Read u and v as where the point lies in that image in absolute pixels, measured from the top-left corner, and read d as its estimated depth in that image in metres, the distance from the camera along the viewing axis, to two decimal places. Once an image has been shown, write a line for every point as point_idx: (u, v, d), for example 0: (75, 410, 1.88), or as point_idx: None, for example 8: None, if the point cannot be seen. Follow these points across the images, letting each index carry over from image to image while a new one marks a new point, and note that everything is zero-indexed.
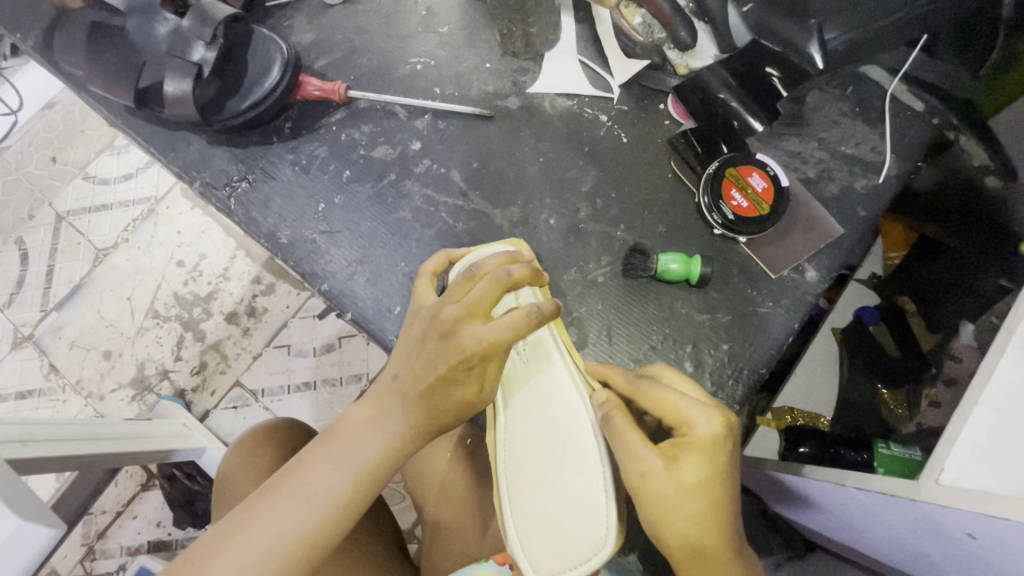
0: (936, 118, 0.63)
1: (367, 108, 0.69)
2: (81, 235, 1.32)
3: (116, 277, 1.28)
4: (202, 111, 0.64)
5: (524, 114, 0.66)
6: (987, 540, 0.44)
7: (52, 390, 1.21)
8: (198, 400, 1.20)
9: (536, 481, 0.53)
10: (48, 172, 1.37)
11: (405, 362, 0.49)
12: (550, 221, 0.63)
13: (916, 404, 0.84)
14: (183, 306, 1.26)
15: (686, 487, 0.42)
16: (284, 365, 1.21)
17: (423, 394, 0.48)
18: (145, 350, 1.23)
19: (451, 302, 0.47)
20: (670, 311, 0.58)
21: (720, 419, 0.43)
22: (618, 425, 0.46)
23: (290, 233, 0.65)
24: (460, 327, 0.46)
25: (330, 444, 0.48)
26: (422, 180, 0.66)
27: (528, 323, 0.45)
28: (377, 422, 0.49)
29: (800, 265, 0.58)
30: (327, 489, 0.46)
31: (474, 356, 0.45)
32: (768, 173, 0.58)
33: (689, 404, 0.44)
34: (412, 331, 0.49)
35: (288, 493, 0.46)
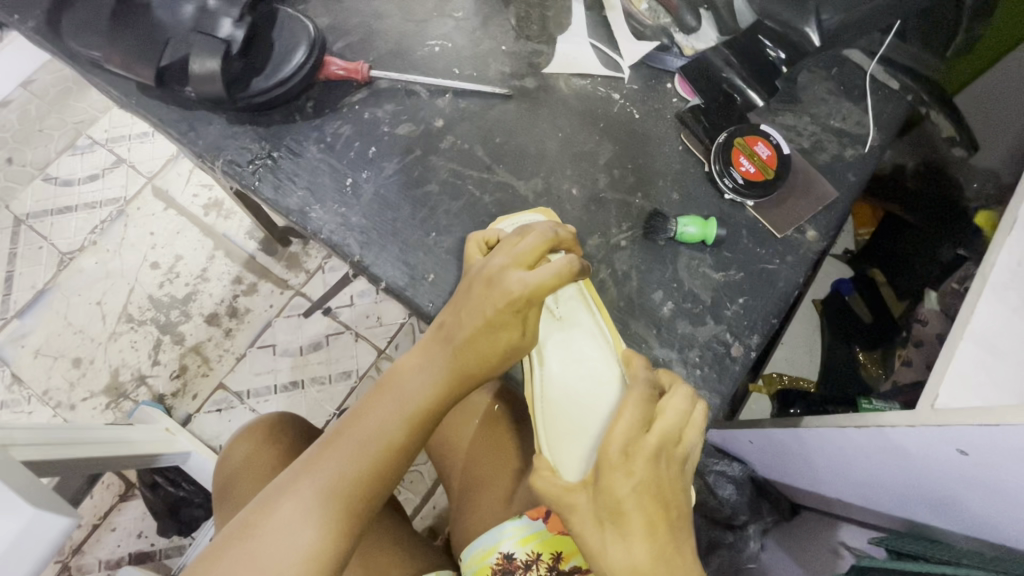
0: (910, 95, 0.70)
1: (389, 88, 0.71)
2: (43, 238, 1.27)
3: (84, 281, 1.24)
4: (228, 88, 0.64)
5: (541, 93, 0.70)
6: (976, 453, 0.50)
7: (15, 401, 1.16)
8: (180, 404, 1.18)
9: (574, 428, 0.56)
10: (6, 173, 1.31)
11: (453, 313, 0.54)
12: (572, 190, 0.67)
13: (890, 366, 0.92)
14: (159, 309, 1.22)
15: (617, 498, 0.44)
16: (269, 365, 1.20)
17: (470, 338, 0.52)
18: (119, 356, 1.19)
19: (497, 254, 0.54)
20: (690, 269, 0.63)
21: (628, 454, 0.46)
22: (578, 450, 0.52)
23: (316, 209, 0.66)
24: (507, 273, 0.53)
25: (382, 393, 0.52)
26: (448, 155, 0.68)
27: (571, 270, 0.52)
28: (422, 370, 0.53)
29: (801, 225, 0.64)
30: (382, 431, 0.49)
31: (520, 298, 0.51)
32: (772, 142, 0.64)
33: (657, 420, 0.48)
34: (461, 288, 0.56)
35: (347, 438, 0.49)
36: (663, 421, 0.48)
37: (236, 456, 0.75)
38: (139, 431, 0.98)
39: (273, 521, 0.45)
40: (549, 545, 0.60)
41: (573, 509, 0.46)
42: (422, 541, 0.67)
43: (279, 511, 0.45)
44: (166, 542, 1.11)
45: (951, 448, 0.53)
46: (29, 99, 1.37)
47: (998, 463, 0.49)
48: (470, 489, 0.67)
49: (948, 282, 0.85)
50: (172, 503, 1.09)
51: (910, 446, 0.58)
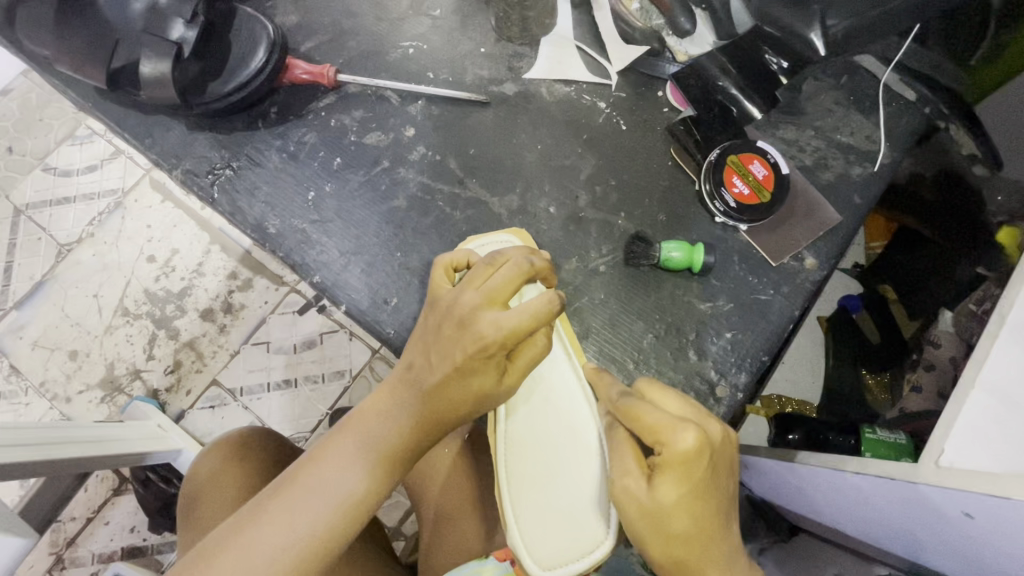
0: (928, 107, 0.63)
1: (357, 93, 0.66)
2: (42, 229, 1.25)
3: (83, 273, 1.22)
4: (182, 94, 0.60)
5: (520, 101, 0.65)
6: (982, 517, 0.45)
7: (13, 393, 1.14)
8: (174, 400, 1.16)
9: (538, 475, 0.52)
10: (4, 163, 1.29)
11: (422, 352, 0.49)
12: (549, 209, 0.61)
13: (898, 392, 0.86)
14: (155, 303, 1.20)
15: (666, 502, 0.39)
16: (263, 363, 1.17)
17: (438, 383, 0.47)
18: (115, 350, 1.18)
19: (470, 287, 0.48)
20: (674, 299, 0.58)
21: (698, 435, 0.39)
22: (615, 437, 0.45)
23: (278, 223, 0.62)
24: (480, 313, 0.47)
25: (341, 440, 0.47)
26: (417, 167, 0.64)
27: (548, 310, 0.45)
28: (387, 416, 0.48)
29: (799, 252, 0.58)
30: (338, 485, 0.45)
31: (493, 342, 0.46)
32: (769, 160, 0.58)
33: (667, 418, 0.40)
34: (429, 321, 0.50)
35: (298, 491, 0.44)
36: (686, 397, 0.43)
37: (203, 475, 0.70)
38: (132, 429, 0.97)
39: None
40: None
41: (632, 499, 0.41)
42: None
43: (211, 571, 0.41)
44: (159, 538, 1.09)
45: (956, 509, 0.47)
46: (30, 88, 1.33)
47: (1008, 534, 0.44)
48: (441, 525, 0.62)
49: (964, 303, 0.79)
50: (165, 498, 1.08)
51: (909, 499, 0.52)
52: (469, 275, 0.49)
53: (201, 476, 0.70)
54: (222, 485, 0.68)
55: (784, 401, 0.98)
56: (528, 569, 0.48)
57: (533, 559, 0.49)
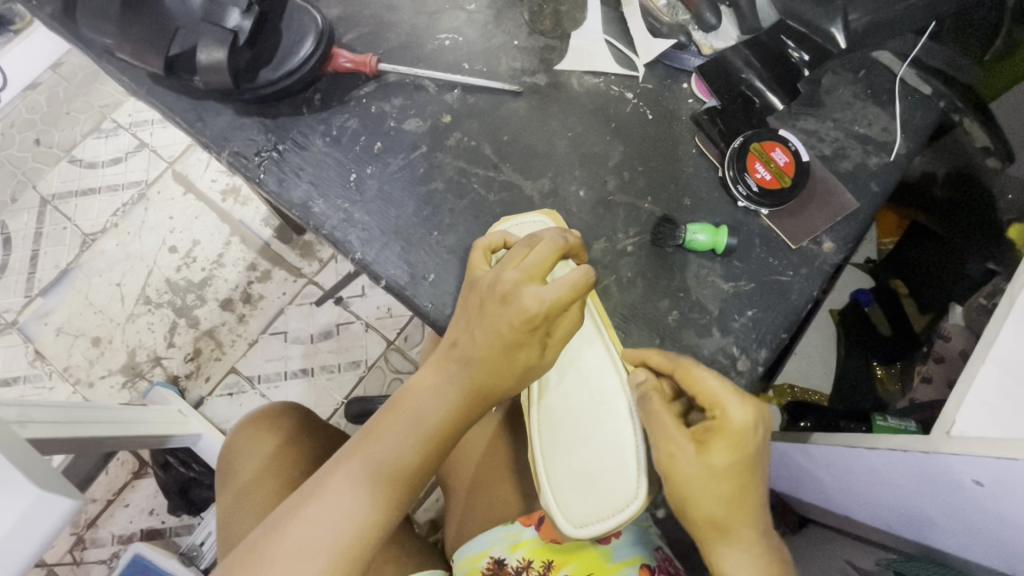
0: (942, 101, 0.66)
1: (397, 81, 0.70)
2: (67, 219, 1.29)
3: (106, 262, 1.26)
4: (235, 79, 0.64)
5: (552, 91, 0.68)
6: (993, 484, 0.48)
7: (37, 376, 1.19)
8: (193, 386, 1.20)
9: (570, 442, 0.55)
10: (29, 154, 1.34)
11: (465, 329, 0.53)
12: (579, 193, 0.65)
13: (908, 383, 0.88)
14: (176, 293, 1.24)
15: (717, 467, 0.42)
16: (280, 352, 1.21)
17: (484, 358, 0.51)
18: (136, 337, 1.22)
19: (509, 267, 0.52)
20: (697, 278, 0.61)
21: (753, 406, 0.43)
22: (652, 404, 0.46)
23: (321, 203, 0.66)
24: (520, 288, 0.50)
25: (393, 415, 0.51)
26: (453, 152, 0.67)
27: (584, 282, 0.49)
28: (438, 390, 0.52)
29: (817, 237, 0.61)
30: (396, 456, 0.49)
31: (535, 315, 0.49)
32: (790, 148, 0.61)
33: (723, 389, 0.44)
34: (471, 301, 0.54)
35: (360, 460, 0.48)
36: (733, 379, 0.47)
37: (250, 457, 0.75)
38: (154, 412, 1.00)
39: (281, 548, 0.44)
40: (542, 553, 0.59)
41: (678, 459, 0.43)
42: (419, 541, 0.67)
43: (289, 535, 0.45)
44: (176, 521, 1.13)
45: (966, 477, 0.50)
46: (57, 82, 1.37)
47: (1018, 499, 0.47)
48: (472, 491, 0.65)
49: (975, 298, 0.80)
50: (183, 482, 1.11)
51: (921, 470, 0.55)
52: (508, 255, 0.52)
53: (247, 461, 0.75)
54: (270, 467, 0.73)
55: (797, 390, 1.01)
56: (561, 528, 0.52)
57: (568, 519, 0.52)
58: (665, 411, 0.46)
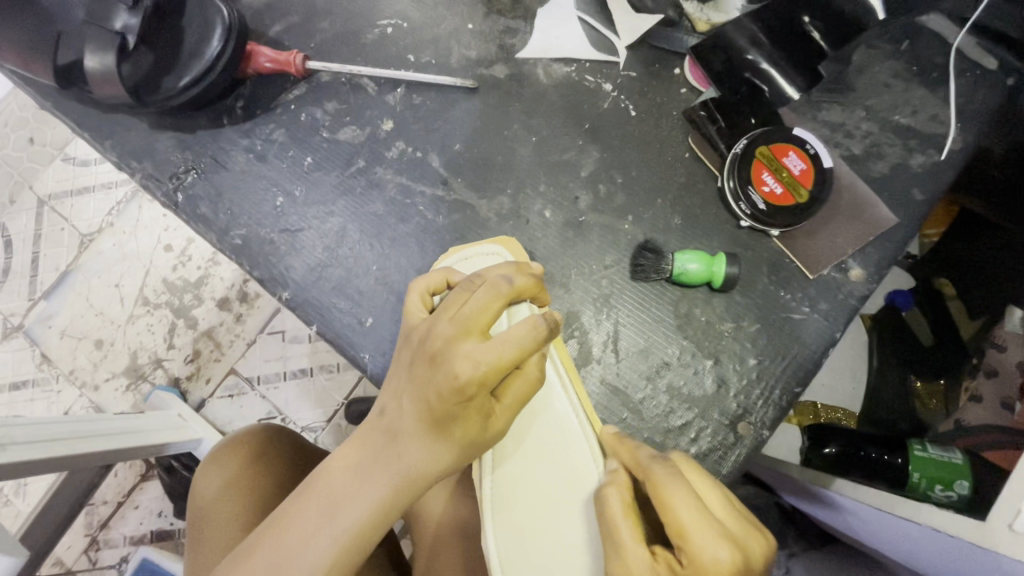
0: (1012, 76, 0.51)
1: (331, 82, 0.59)
2: (64, 219, 1.04)
3: (104, 261, 1.02)
4: (135, 91, 0.54)
5: (513, 85, 0.56)
6: None
7: (46, 380, 0.98)
8: (194, 388, 0.98)
9: (528, 527, 0.44)
10: (24, 155, 1.07)
11: (396, 394, 0.43)
12: (545, 212, 0.53)
13: (953, 399, 0.75)
14: (173, 293, 1.01)
15: None
16: (278, 352, 0.98)
17: (414, 433, 0.41)
18: (136, 339, 0.98)
19: (443, 317, 0.41)
20: (687, 319, 0.49)
21: (734, 551, 0.32)
22: (610, 506, 0.37)
23: (245, 232, 0.56)
24: (453, 346, 0.39)
25: (308, 499, 0.41)
26: (395, 166, 0.56)
27: (532, 336, 0.37)
28: (363, 469, 0.42)
29: (843, 262, 0.49)
30: (309, 555, 0.39)
31: (468, 382, 0.38)
32: (807, 151, 0.48)
33: (698, 519, 0.33)
34: (403, 358, 0.44)
35: (264, 558, 0.39)
36: (721, 499, 0.36)
37: (211, 482, 0.59)
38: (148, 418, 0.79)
39: None
40: None
41: None
42: None
43: None
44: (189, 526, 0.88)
45: None
46: None
47: None
48: (432, 554, 0.51)
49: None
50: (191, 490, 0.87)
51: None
52: (442, 303, 0.42)
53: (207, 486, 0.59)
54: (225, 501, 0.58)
55: (826, 409, 0.85)
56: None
57: None
58: (625, 523, 0.36)
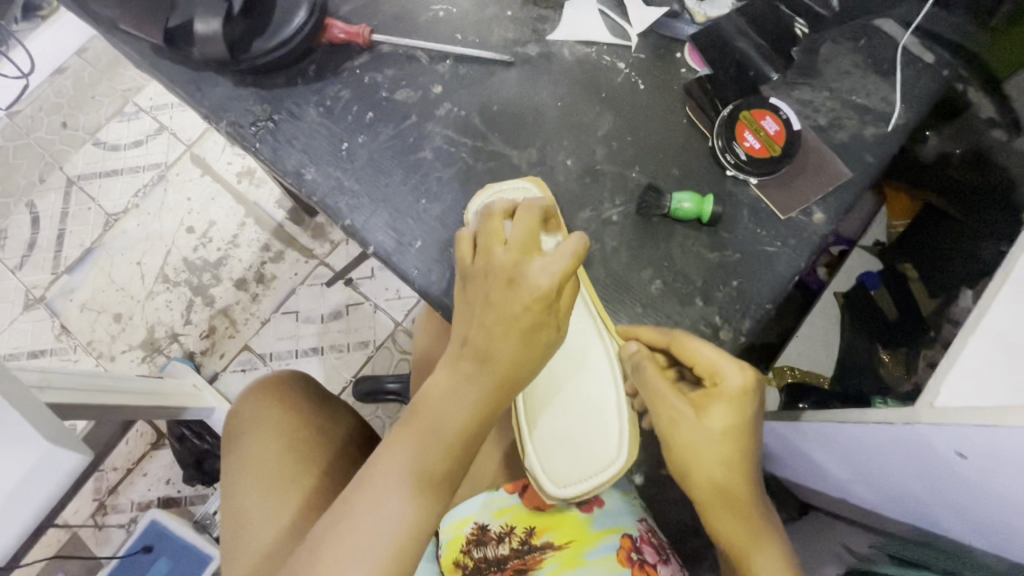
0: (946, 70, 0.64)
1: (390, 53, 0.70)
2: (91, 200, 1.29)
3: (127, 242, 1.26)
4: (231, 49, 0.66)
5: (543, 61, 0.68)
6: (974, 457, 0.46)
7: (63, 350, 1.20)
8: (208, 362, 1.21)
9: (563, 409, 0.59)
10: (57, 138, 1.33)
11: (469, 319, 0.52)
12: (567, 162, 0.65)
13: (914, 367, 0.84)
14: (193, 272, 1.25)
15: (714, 429, 0.49)
16: (291, 331, 1.22)
17: (504, 347, 0.50)
18: (155, 315, 1.23)
19: (500, 248, 0.52)
20: (681, 249, 0.60)
21: (750, 374, 0.50)
22: (647, 372, 0.53)
23: (314, 171, 0.67)
24: (524, 268, 0.51)
25: (415, 419, 0.51)
26: (443, 122, 0.67)
27: (580, 253, 0.51)
28: (460, 387, 0.50)
29: (808, 208, 0.60)
30: (424, 457, 0.49)
31: (548, 290, 0.50)
32: (781, 117, 0.61)
33: (720, 358, 0.50)
34: (468, 292, 0.53)
35: (389, 469, 0.49)
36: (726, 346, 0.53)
37: (249, 413, 0.76)
38: (170, 384, 1.01)
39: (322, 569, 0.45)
40: (523, 520, 0.64)
41: (680, 419, 0.51)
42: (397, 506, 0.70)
43: (334, 551, 0.45)
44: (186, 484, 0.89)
45: (950, 451, 0.48)
46: (82, 67, 1.36)
47: (998, 472, 0.45)
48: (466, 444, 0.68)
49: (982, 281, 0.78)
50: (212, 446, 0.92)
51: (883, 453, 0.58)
52: (491, 234, 0.52)
53: (247, 417, 0.76)
54: (261, 422, 0.74)
55: (795, 372, 0.98)
56: (549, 493, 0.56)
57: (551, 481, 0.56)
58: (665, 383, 0.52)
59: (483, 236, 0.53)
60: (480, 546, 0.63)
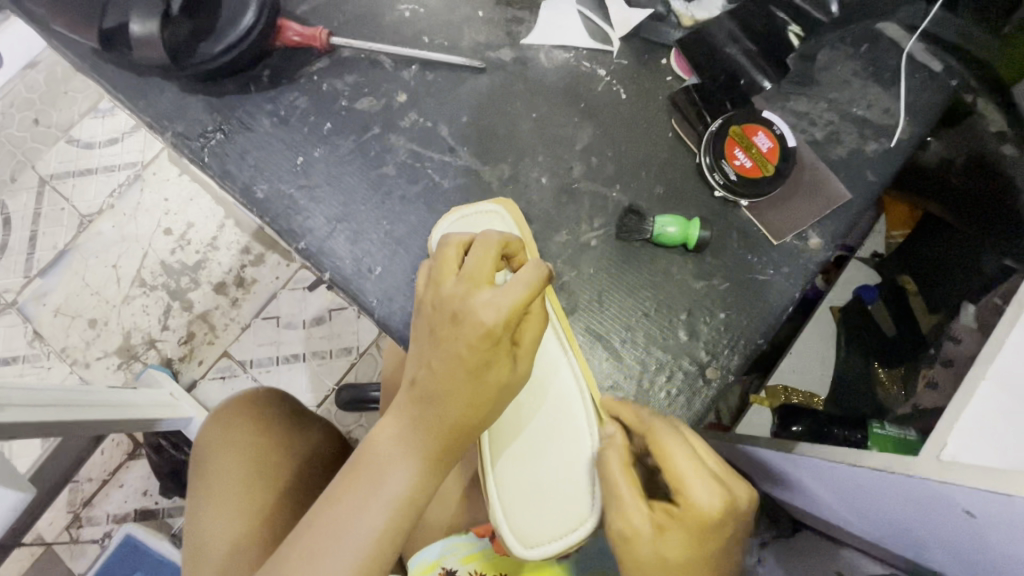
0: (955, 79, 0.59)
1: (351, 57, 0.64)
2: (65, 200, 1.22)
3: (102, 244, 1.20)
4: (173, 55, 0.59)
5: (518, 68, 0.62)
6: (983, 515, 0.41)
7: (37, 356, 1.14)
8: (186, 369, 1.15)
9: (531, 456, 0.52)
10: (28, 134, 1.25)
11: (418, 361, 0.47)
12: (541, 179, 0.59)
13: (913, 386, 0.81)
14: (171, 275, 1.18)
15: (666, 553, 0.42)
16: (272, 337, 1.16)
17: (451, 390, 0.45)
18: (131, 319, 1.16)
19: (450, 278, 0.47)
20: (665, 277, 0.55)
21: (722, 495, 0.43)
22: (608, 461, 0.46)
23: (267, 187, 0.61)
24: (470, 301, 0.45)
25: (358, 469, 0.47)
26: (408, 134, 0.62)
27: (537, 283, 0.44)
28: (409, 435, 0.47)
29: (803, 231, 0.55)
30: (364, 513, 0.45)
31: (495, 326, 0.44)
32: (774, 132, 0.55)
33: (693, 469, 0.44)
34: (419, 329, 0.48)
35: (325, 524, 0.45)
36: (708, 451, 0.46)
37: (213, 437, 0.68)
38: (144, 395, 0.95)
39: None
40: (492, 567, 0.59)
41: (631, 534, 0.43)
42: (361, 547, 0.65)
43: None
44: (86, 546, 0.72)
45: (957, 507, 0.44)
46: (55, 62, 1.28)
47: (1011, 533, 0.40)
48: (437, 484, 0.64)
49: (987, 298, 0.75)
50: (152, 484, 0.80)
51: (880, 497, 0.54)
52: (439, 265, 0.47)
53: (211, 440, 0.68)
54: (227, 446, 0.66)
55: (790, 391, 0.91)
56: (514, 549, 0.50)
57: (517, 538, 0.51)
58: (625, 481, 0.45)
59: (436, 270, 0.48)
60: None
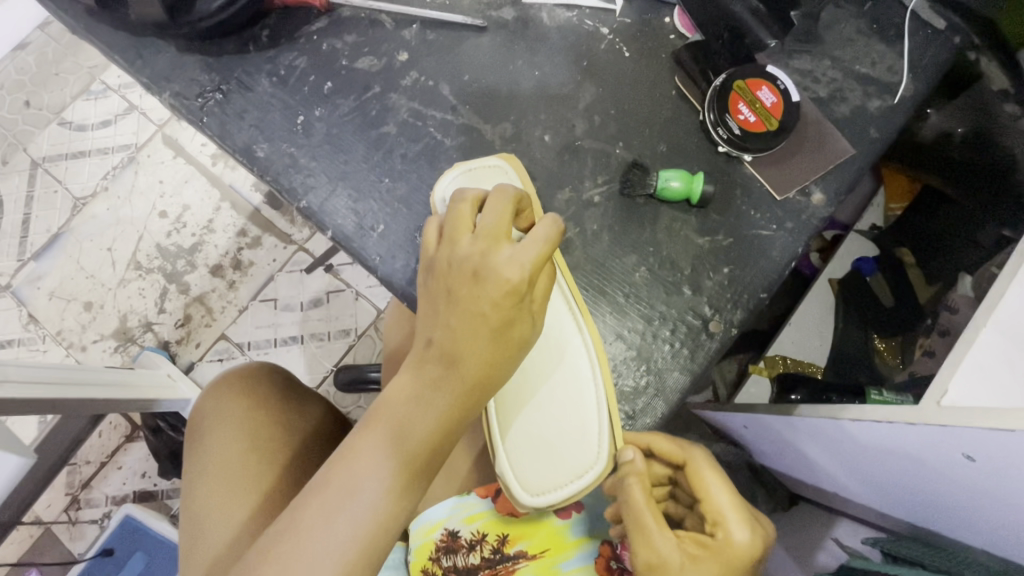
0: (958, 36, 0.59)
1: (351, 17, 0.63)
2: (58, 182, 1.21)
3: (98, 227, 1.19)
4: (169, 10, 0.58)
5: (519, 27, 0.62)
6: (983, 458, 0.41)
7: (32, 340, 1.13)
8: (183, 352, 1.14)
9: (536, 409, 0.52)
10: (20, 117, 1.24)
11: (435, 318, 0.46)
12: (544, 137, 0.59)
13: (909, 357, 0.82)
14: (166, 258, 1.17)
15: None
16: (270, 320, 1.16)
17: (472, 348, 0.45)
18: (128, 302, 1.16)
19: (466, 236, 0.46)
20: (669, 232, 0.55)
21: (755, 532, 0.47)
22: (634, 495, 0.48)
23: (267, 146, 0.61)
24: (491, 257, 0.45)
25: (371, 427, 0.45)
26: (409, 93, 0.61)
27: (553, 240, 0.45)
28: (424, 394, 0.45)
29: (805, 187, 0.56)
30: (380, 470, 0.44)
31: (519, 283, 0.44)
32: (778, 87, 0.55)
33: (728, 509, 0.48)
34: (433, 286, 0.47)
35: (340, 482, 0.44)
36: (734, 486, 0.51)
37: (208, 409, 0.68)
38: (145, 376, 0.95)
39: None
40: (495, 527, 0.60)
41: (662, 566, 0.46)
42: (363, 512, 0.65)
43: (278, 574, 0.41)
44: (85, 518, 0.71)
45: (956, 453, 0.44)
46: (47, 42, 1.26)
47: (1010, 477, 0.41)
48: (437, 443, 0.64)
49: (986, 266, 0.76)
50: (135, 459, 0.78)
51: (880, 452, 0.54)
52: (455, 222, 0.47)
53: (207, 414, 0.68)
54: (222, 418, 0.67)
55: (790, 363, 0.91)
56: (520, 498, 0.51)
57: (524, 488, 0.51)
58: (650, 514, 0.48)
59: (452, 227, 0.47)
60: (450, 553, 0.61)
